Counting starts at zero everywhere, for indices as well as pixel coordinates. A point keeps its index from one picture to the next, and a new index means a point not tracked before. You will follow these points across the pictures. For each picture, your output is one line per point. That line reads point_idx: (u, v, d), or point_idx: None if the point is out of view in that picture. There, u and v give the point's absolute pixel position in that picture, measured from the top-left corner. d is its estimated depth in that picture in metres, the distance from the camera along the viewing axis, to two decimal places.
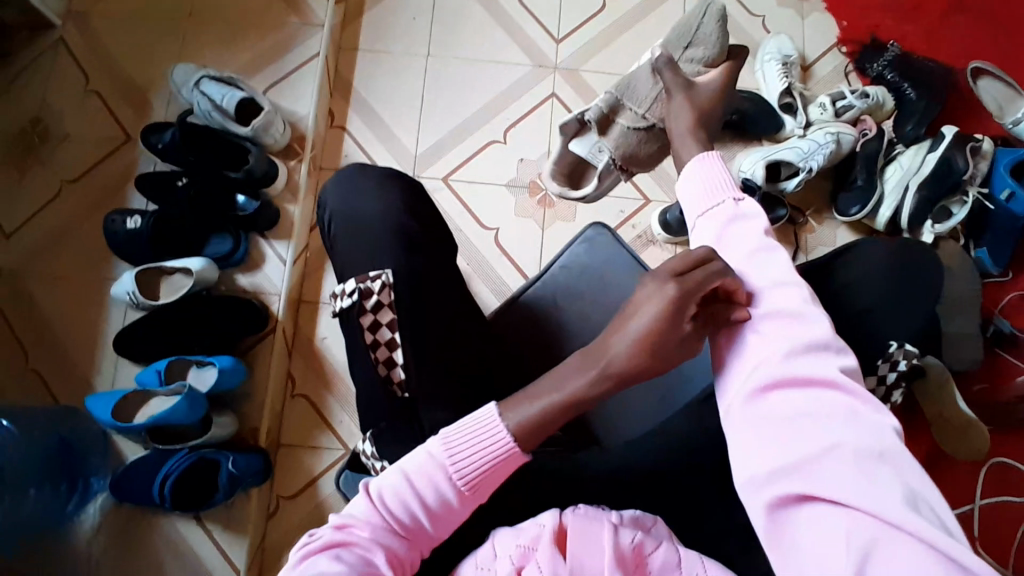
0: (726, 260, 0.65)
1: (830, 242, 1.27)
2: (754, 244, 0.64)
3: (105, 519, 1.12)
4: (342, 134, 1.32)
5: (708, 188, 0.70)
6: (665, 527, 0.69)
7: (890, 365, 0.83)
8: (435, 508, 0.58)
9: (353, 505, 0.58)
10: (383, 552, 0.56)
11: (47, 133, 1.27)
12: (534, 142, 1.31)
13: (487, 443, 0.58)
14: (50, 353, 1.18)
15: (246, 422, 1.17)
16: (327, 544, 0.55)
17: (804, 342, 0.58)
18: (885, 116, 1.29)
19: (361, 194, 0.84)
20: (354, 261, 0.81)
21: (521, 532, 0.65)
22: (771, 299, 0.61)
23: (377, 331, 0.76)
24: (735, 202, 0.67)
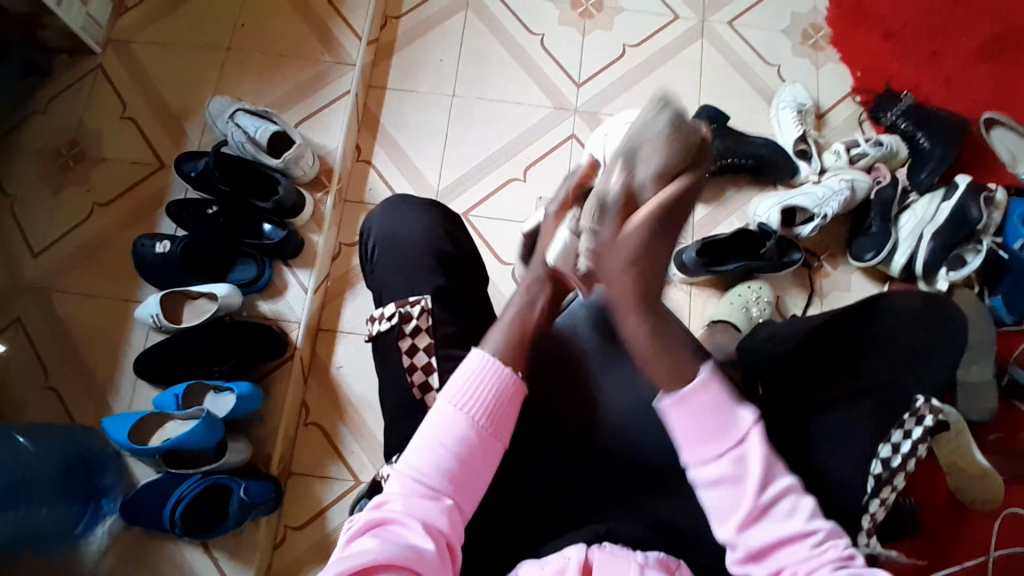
0: (714, 473, 0.62)
1: (845, 288, 1.28)
2: (718, 422, 0.63)
3: (112, 542, 1.11)
4: (368, 167, 1.36)
5: (695, 403, 0.64)
6: (687, 568, 0.70)
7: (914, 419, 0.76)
8: (461, 454, 0.64)
9: (389, 486, 0.63)
10: (422, 518, 0.61)
11: (82, 157, 1.31)
12: (554, 180, 1.35)
13: (486, 377, 0.67)
14: (71, 370, 1.19)
15: (260, 448, 1.18)
16: (368, 525, 0.60)
17: (779, 533, 0.60)
18: (901, 163, 1.31)
19: (391, 224, 0.87)
20: (383, 289, 0.83)
21: (544, 565, 0.69)
22: (738, 492, 0.62)
23: (413, 355, 0.77)
24: (710, 387, 0.64)
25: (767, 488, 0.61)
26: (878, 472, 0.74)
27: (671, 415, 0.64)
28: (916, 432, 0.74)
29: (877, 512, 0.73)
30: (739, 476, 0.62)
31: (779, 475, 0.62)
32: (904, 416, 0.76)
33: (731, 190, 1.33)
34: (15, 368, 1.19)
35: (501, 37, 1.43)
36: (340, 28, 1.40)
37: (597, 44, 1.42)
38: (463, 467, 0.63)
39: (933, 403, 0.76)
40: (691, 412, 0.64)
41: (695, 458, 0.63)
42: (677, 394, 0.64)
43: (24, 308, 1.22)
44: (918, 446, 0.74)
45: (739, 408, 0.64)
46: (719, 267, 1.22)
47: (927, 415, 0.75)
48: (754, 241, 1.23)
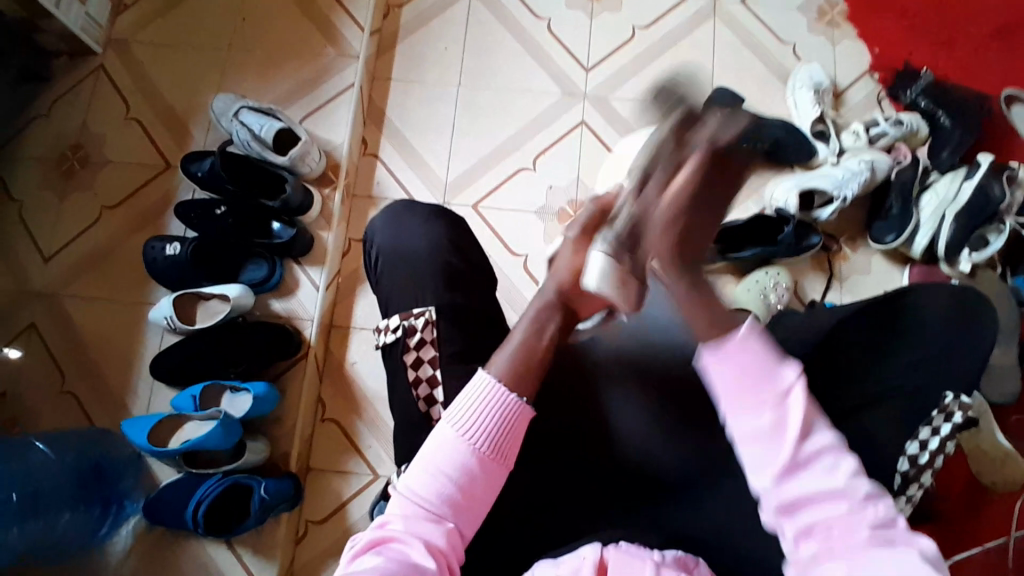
0: (755, 421, 0.59)
1: (864, 271, 1.25)
2: (761, 372, 0.59)
3: (136, 542, 1.12)
4: (375, 162, 1.34)
5: (738, 363, 0.60)
6: (705, 568, 0.70)
7: (943, 416, 0.76)
8: (461, 478, 0.64)
9: (391, 507, 0.65)
10: (420, 540, 0.62)
11: (89, 160, 1.30)
12: (564, 169, 1.32)
13: (490, 401, 0.67)
14: (86, 375, 1.19)
15: (278, 448, 1.18)
16: (368, 544, 0.62)
17: (820, 487, 0.57)
18: (920, 143, 1.27)
19: (403, 228, 0.86)
20: (393, 294, 0.82)
21: (560, 565, 0.69)
22: (779, 443, 0.58)
23: (418, 368, 0.77)
24: (747, 335, 0.60)
25: (813, 443, 0.58)
26: (906, 470, 0.76)
27: (712, 360, 0.61)
28: (945, 429, 0.76)
29: (904, 508, 0.79)
30: (781, 427, 0.58)
31: (820, 432, 0.59)
32: (933, 413, 0.77)
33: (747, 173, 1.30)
34: (31, 374, 1.19)
35: (507, 22, 1.39)
36: (342, 20, 1.37)
37: (605, 27, 1.38)
38: (463, 492, 0.64)
39: (963, 399, 0.77)
40: (730, 364, 0.60)
41: (733, 405, 0.60)
42: (722, 345, 0.60)
43: (37, 314, 1.23)
44: (946, 442, 0.76)
45: (782, 363, 0.60)
46: (736, 253, 1.21)
47: (956, 412, 0.76)
48: (770, 227, 1.21)
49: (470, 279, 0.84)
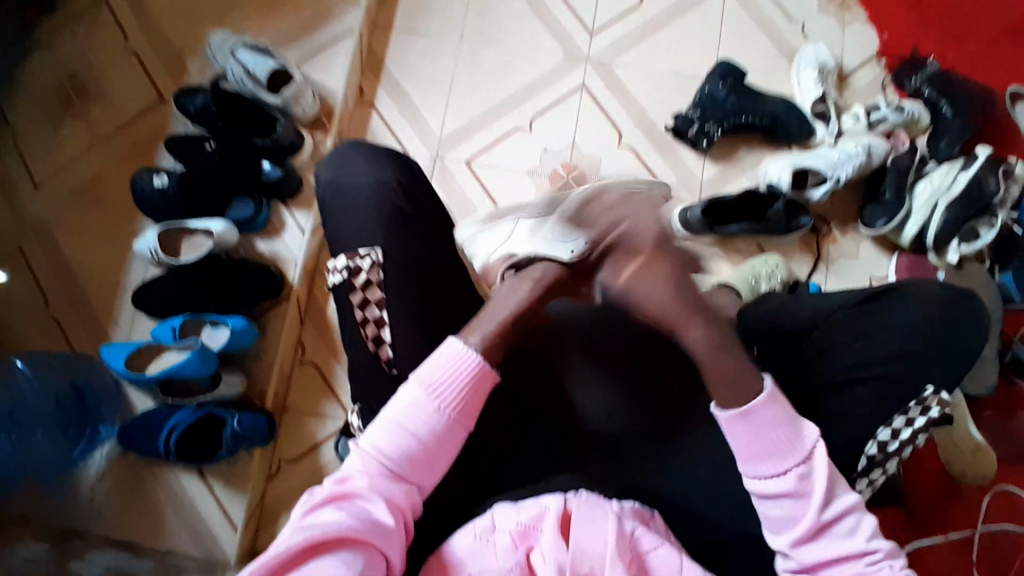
0: (775, 485, 0.65)
1: (853, 255, 1.24)
2: (785, 439, 0.65)
3: (111, 466, 1.13)
4: (370, 110, 1.33)
5: (762, 437, 0.66)
6: (662, 521, 0.75)
7: (919, 408, 0.74)
8: (426, 437, 0.66)
9: (351, 463, 0.65)
10: (381, 496, 0.63)
11: (84, 89, 1.29)
12: (560, 132, 1.32)
13: (460, 367, 0.68)
14: (69, 301, 1.20)
15: (254, 385, 1.18)
16: (330, 497, 0.62)
17: (838, 548, 0.64)
18: (921, 131, 1.25)
19: (350, 166, 0.85)
20: (349, 231, 0.81)
21: (520, 508, 0.71)
22: (801, 506, 0.65)
23: (366, 309, 0.77)
24: (767, 396, 0.67)
25: (833, 502, 0.65)
26: (873, 454, 0.75)
27: (733, 429, 0.67)
28: (919, 421, 0.74)
29: (864, 490, 0.77)
30: (803, 492, 0.65)
31: (842, 495, 0.65)
32: (910, 404, 0.75)
33: (745, 149, 1.29)
34: (13, 295, 1.20)
35: None
36: None
37: None
38: (426, 450, 0.66)
39: (943, 395, 0.74)
40: (747, 427, 0.67)
41: (755, 474, 0.66)
42: (741, 412, 0.67)
43: (26, 241, 1.23)
44: (918, 434, 0.74)
45: (802, 425, 0.67)
46: (723, 228, 1.21)
47: (933, 407, 0.74)
48: (759, 204, 1.21)
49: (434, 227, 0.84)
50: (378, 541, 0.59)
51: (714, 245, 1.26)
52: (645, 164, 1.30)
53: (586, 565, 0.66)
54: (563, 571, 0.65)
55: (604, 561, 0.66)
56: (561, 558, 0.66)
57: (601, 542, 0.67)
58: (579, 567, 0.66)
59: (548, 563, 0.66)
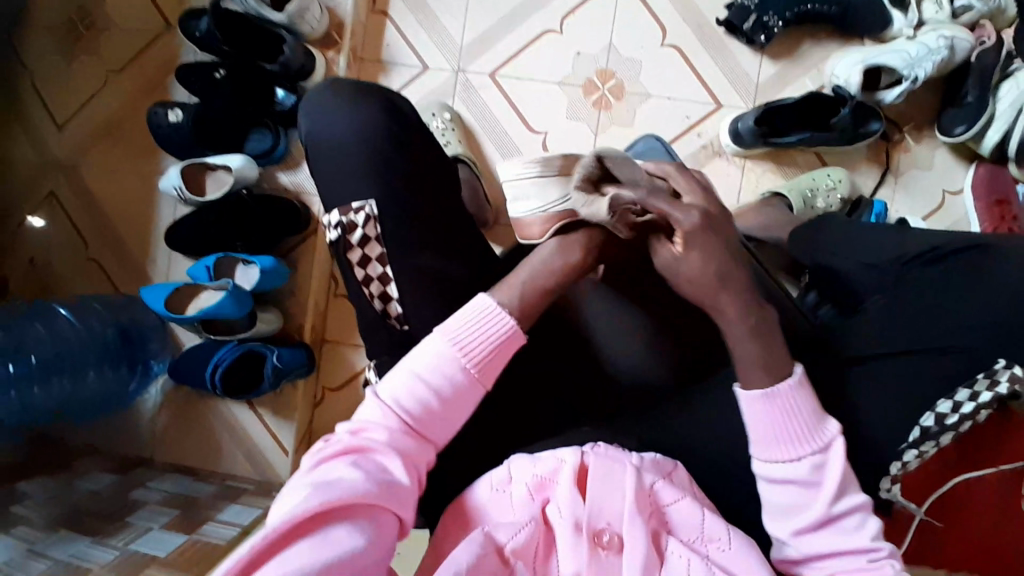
0: (785, 471, 0.63)
1: (926, 165, 1.10)
2: (807, 428, 0.63)
3: (165, 401, 1.22)
4: (384, 20, 1.22)
5: (785, 424, 0.63)
6: (685, 471, 0.71)
7: (987, 381, 0.71)
8: (447, 393, 0.62)
9: (368, 413, 0.62)
10: (396, 451, 0.60)
11: (90, 19, 1.23)
12: (594, 33, 1.17)
13: (490, 325, 0.65)
14: (108, 243, 1.22)
15: (292, 319, 1.21)
16: (345, 450, 0.59)
17: (842, 545, 0.61)
18: (1008, 23, 1.05)
19: (328, 114, 0.76)
20: (344, 184, 0.75)
21: (536, 460, 0.69)
22: (810, 495, 0.63)
23: (367, 266, 0.75)
24: (793, 382, 0.64)
25: (843, 498, 0.62)
26: (928, 426, 0.71)
27: (752, 410, 0.64)
28: (985, 396, 0.70)
29: (911, 462, 0.72)
30: (815, 481, 0.63)
31: (851, 492, 0.63)
32: (978, 377, 0.71)
33: (810, 42, 1.12)
34: (58, 240, 1.23)
35: None
36: None
37: None
38: (445, 405, 0.63)
39: (1016, 370, 0.70)
40: (772, 412, 0.63)
41: (765, 457, 0.64)
42: (766, 394, 0.63)
43: (57, 183, 1.23)
44: (980, 409, 0.71)
45: (825, 419, 0.64)
46: (781, 138, 1.07)
47: (1003, 381, 0.70)
48: (824, 110, 1.06)
49: (429, 180, 0.77)
50: (394, 499, 0.57)
51: (765, 158, 1.13)
52: (690, 65, 1.15)
53: (603, 521, 0.64)
54: (580, 526, 0.64)
55: (622, 517, 0.64)
56: (577, 513, 0.64)
57: (618, 499, 0.65)
58: (597, 523, 0.64)
59: (564, 518, 0.64)
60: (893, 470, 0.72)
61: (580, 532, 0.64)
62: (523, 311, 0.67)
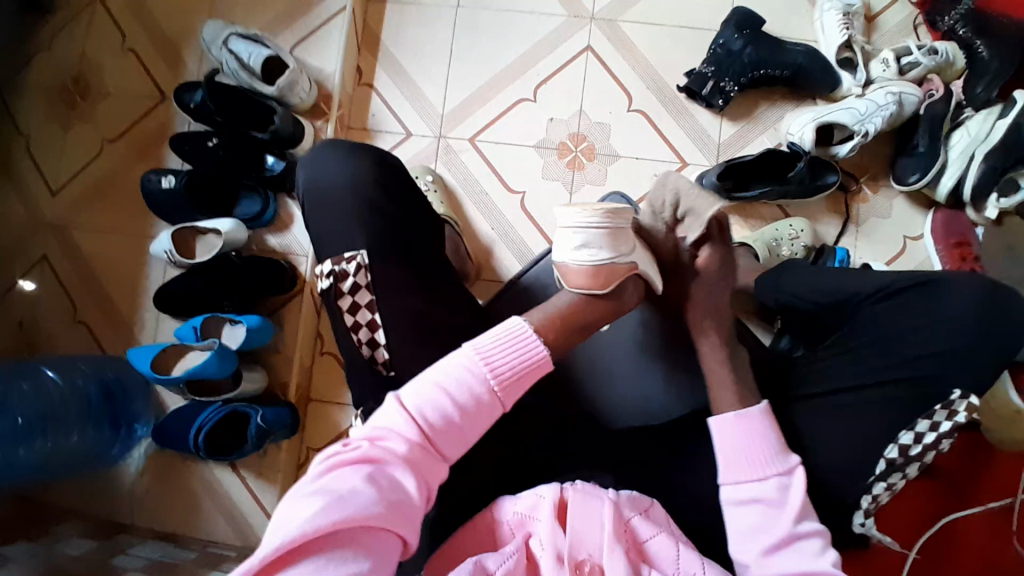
0: (749, 485, 0.69)
1: (884, 213, 1.17)
2: (772, 449, 0.70)
3: (148, 463, 1.21)
4: (370, 91, 1.30)
5: (752, 450, 0.70)
6: (659, 507, 0.73)
7: (945, 413, 0.77)
8: (467, 404, 0.63)
9: (386, 422, 0.62)
10: (411, 463, 0.60)
11: (90, 92, 1.30)
12: (565, 100, 1.25)
13: (514, 345, 0.67)
14: (97, 304, 1.25)
15: (277, 378, 1.22)
16: (362, 457, 0.59)
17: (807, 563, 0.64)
18: (957, 75, 1.14)
19: (324, 169, 0.82)
20: (329, 236, 0.80)
21: (519, 497, 0.71)
22: (775, 513, 0.68)
23: (357, 312, 0.77)
24: (759, 408, 0.72)
25: (804, 519, 0.67)
26: (893, 458, 0.77)
27: (723, 430, 0.72)
28: (944, 427, 0.76)
29: (881, 495, 0.78)
30: (782, 500, 0.68)
31: (811, 518, 0.68)
32: (936, 408, 0.77)
33: (765, 104, 1.21)
34: (46, 302, 1.25)
35: None
36: None
37: None
38: (465, 418, 0.63)
39: (971, 399, 0.77)
40: (738, 433, 0.71)
41: (733, 478, 0.70)
42: (735, 415, 0.72)
43: (48, 247, 1.27)
44: (941, 439, 0.76)
45: (787, 451, 0.71)
46: (743, 192, 1.14)
47: (960, 412, 0.76)
48: (781, 164, 1.12)
49: (412, 233, 0.81)
50: (402, 518, 0.57)
51: (731, 212, 1.20)
52: (657, 128, 1.23)
53: (585, 551, 0.66)
54: (562, 558, 0.65)
55: (601, 546, 0.65)
56: (559, 544, 0.65)
57: (597, 532, 0.66)
58: (577, 553, 0.65)
59: (546, 551, 0.65)
60: (864, 503, 0.77)
61: (562, 564, 0.64)
62: (554, 336, 0.70)
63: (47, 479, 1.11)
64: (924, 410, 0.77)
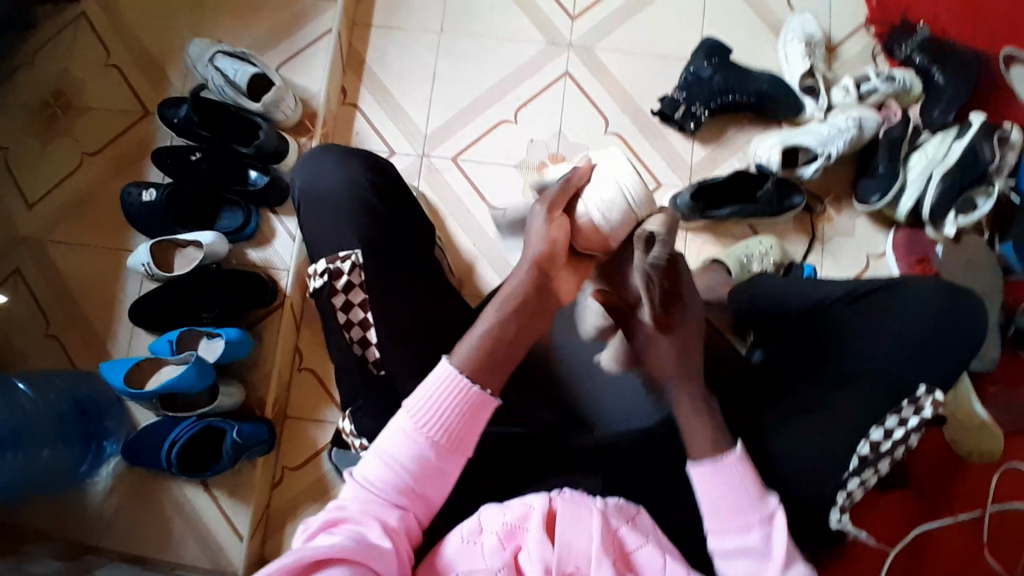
0: (726, 539, 0.70)
1: (848, 232, 1.23)
2: (749, 500, 0.70)
3: (117, 482, 1.17)
4: (354, 110, 1.33)
5: (730, 505, 0.71)
6: (647, 516, 0.73)
7: (913, 407, 0.81)
8: (412, 459, 0.67)
9: (350, 488, 0.68)
10: (376, 521, 0.65)
11: (69, 106, 1.30)
12: (545, 121, 1.30)
13: (448, 389, 0.69)
14: (70, 319, 1.22)
15: (254, 393, 1.20)
16: (327, 524, 0.65)
17: None
18: (913, 101, 1.22)
19: (318, 174, 0.83)
20: (320, 240, 0.81)
21: (507, 508, 0.70)
22: (762, 563, 0.69)
23: (350, 311, 0.77)
24: (734, 456, 0.72)
25: (790, 564, 0.69)
26: (865, 453, 0.79)
27: (704, 480, 0.72)
28: (912, 421, 0.79)
29: (855, 491, 0.80)
30: (765, 550, 0.69)
31: (797, 562, 0.70)
32: (904, 404, 0.81)
33: (734, 128, 1.28)
34: (16, 316, 1.22)
35: None
36: None
37: None
38: (415, 476, 0.67)
39: (936, 394, 0.80)
40: (716, 485, 0.71)
41: (717, 529, 0.71)
42: (712, 466, 0.72)
43: (21, 260, 1.24)
44: (911, 434, 0.80)
45: (764, 493, 0.71)
46: (714, 210, 1.19)
47: (927, 407, 0.80)
48: (750, 184, 1.18)
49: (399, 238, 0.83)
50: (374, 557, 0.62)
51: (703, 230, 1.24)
52: (633, 150, 1.28)
53: (573, 563, 0.65)
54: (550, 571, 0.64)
55: (589, 558, 0.65)
56: (547, 556, 0.65)
57: (586, 542, 0.66)
58: (565, 566, 0.65)
59: (534, 563, 0.64)
60: (840, 500, 0.80)
61: None
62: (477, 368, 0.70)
63: (10, 493, 1.08)
64: (893, 406, 0.81)
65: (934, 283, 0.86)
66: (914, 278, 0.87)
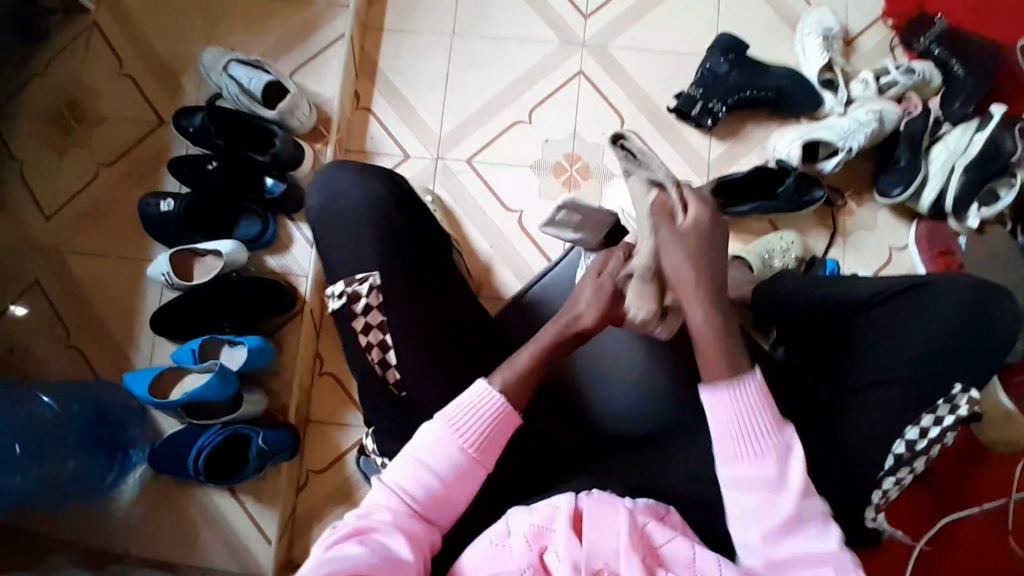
0: (743, 470, 0.66)
1: (869, 226, 1.21)
2: (766, 426, 0.66)
3: (142, 491, 1.17)
4: (367, 114, 1.32)
5: (745, 433, 0.66)
6: (677, 516, 0.73)
7: (948, 407, 0.81)
8: (446, 474, 0.68)
9: (374, 498, 0.67)
10: (400, 531, 0.65)
11: (84, 117, 1.30)
12: (560, 121, 1.29)
13: (486, 407, 0.70)
14: (91, 329, 1.23)
15: (276, 400, 1.20)
16: (352, 531, 0.64)
17: (808, 546, 0.65)
18: (934, 92, 1.20)
19: (339, 187, 0.83)
20: (342, 248, 0.80)
21: (533, 510, 0.70)
22: (778, 494, 0.66)
23: (369, 333, 0.77)
24: (752, 379, 0.67)
25: (808, 498, 0.66)
26: (900, 453, 0.80)
27: (716, 406, 0.67)
28: (948, 420, 0.80)
29: (891, 490, 0.81)
30: (781, 481, 0.66)
31: (813, 495, 0.67)
32: (939, 402, 0.81)
33: (751, 124, 1.27)
34: (38, 328, 1.23)
35: None
36: None
37: None
38: (446, 486, 0.67)
39: (972, 393, 0.80)
40: (731, 410, 0.66)
41: (730, 455, 0.67)
42: (730, 392, 0.66)
43: (41, 271, 1.25)
44: (946, 432, 0.80)
45: (781, 423, 0.67)
46: (734, 207, 1.16)
47: (962, 405, 0.80)
48: (772, 180, 1.15)
49: (422, 245, 0.83)
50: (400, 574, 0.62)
51: None
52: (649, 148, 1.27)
53: (601, 559, 0.65)
54: (579, 568, 0.64)
55: (618, 554, 0.64)
56: (575, 554, 0.65)
57: (613, 539, 0.65)
58: (594, 562, 0.65)
59: (562, 562, 0.64)
60: (876, 499, 0.81)
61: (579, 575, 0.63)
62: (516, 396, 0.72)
63: (37, 503, 1.09)
64: (927, 406, 0.81)
65: (965, 278, 0.85)
66: (944, 276, 0.86)
